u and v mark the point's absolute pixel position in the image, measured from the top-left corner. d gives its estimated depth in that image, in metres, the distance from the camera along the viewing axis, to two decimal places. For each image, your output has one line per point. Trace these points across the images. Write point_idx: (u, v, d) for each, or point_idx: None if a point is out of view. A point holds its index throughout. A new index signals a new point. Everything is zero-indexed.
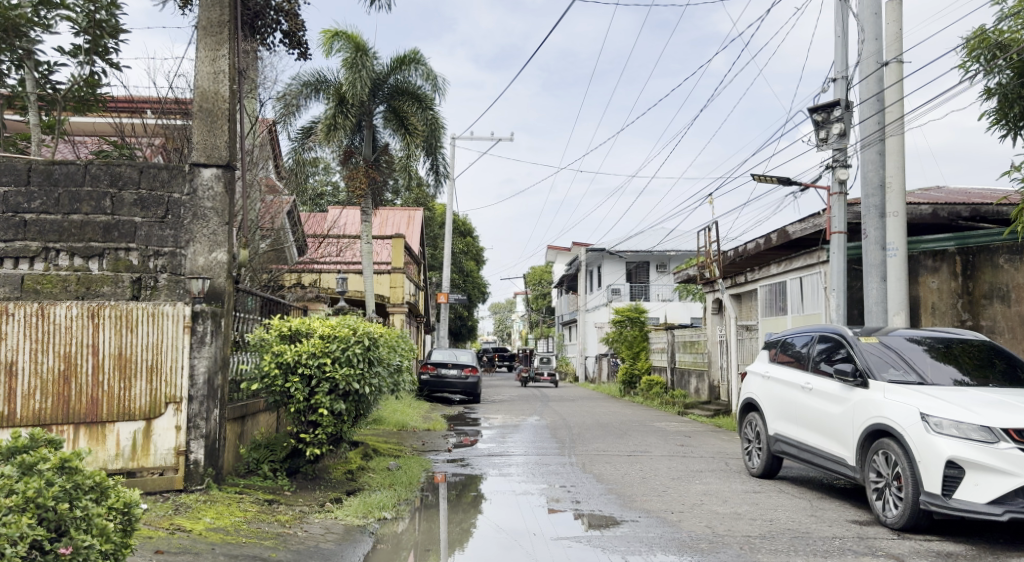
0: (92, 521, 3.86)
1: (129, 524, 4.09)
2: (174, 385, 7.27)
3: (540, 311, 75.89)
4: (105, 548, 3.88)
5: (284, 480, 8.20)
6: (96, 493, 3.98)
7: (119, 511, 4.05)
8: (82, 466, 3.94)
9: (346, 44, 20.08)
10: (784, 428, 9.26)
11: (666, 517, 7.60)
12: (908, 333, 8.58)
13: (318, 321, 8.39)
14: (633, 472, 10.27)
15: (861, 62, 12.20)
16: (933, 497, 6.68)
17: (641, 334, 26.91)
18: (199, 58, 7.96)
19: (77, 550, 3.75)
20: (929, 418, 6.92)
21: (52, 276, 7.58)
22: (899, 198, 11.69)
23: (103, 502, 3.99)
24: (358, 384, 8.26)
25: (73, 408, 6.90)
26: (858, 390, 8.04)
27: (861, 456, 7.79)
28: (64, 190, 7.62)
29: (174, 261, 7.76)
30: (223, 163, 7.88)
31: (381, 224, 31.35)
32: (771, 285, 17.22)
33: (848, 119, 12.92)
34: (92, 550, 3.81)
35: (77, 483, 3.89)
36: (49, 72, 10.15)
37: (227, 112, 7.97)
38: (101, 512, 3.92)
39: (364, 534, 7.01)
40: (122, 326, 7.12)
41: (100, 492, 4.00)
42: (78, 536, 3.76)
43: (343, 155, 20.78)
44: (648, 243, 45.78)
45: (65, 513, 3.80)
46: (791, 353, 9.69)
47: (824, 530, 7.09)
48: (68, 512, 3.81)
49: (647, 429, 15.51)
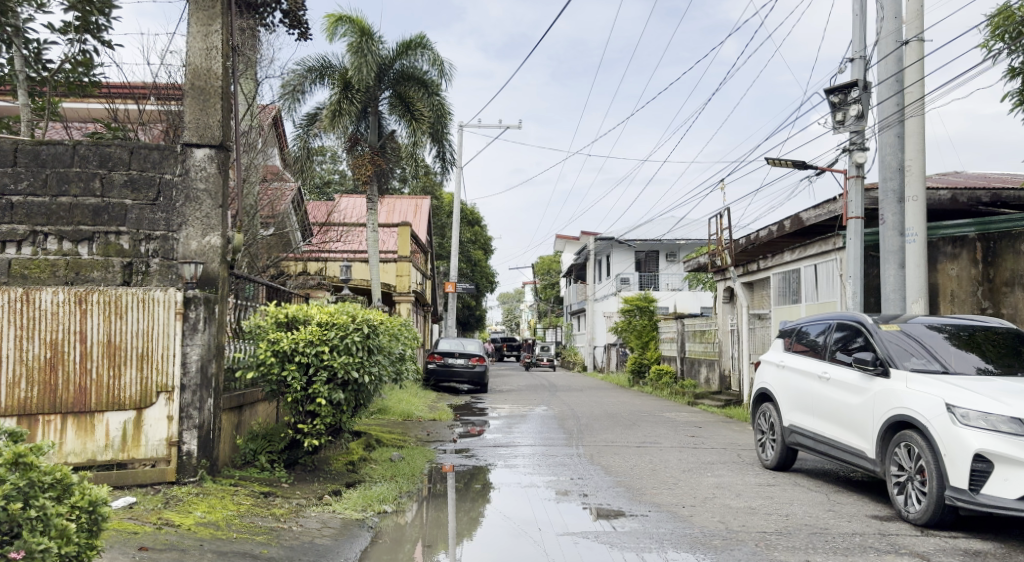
0: (51, 521, 3.58)
1: (95, 525, 3.78)
2: (166, 373, 6.96)
3: (548, 301, 76.13)
4: (65, 550, 3.58)
5: (281, 471, 7.92)
6: (57, 492, 3.69)
7: (84, 510, 3.75)
8: (39, 462, 3.65)
9: (350, 28, 19.72)
10: (799, 418, 8.94)
11: (677, 512, 7.29)
12: (928, 320, 8.24)
13: (317, 308, 8.09)
14: (643, 464, 9.97)
15: (880, 41, 11.88)
16: (960, 492, 6.35)
17: (650, 323, 26.51)
18: (190, 34, 7.62)
19: (29, 554, 3.46)
20: (955, 410, 6.58)
21: (40, 261, 7.30)
22: (919, 182, 11.33)
23: (66, 501, 3.70)
24: (357, 373, 7.97)
25: (60, 397, 6.65)
26: (878, 379, 7.71)
27: (881, 449, 7.46)
28: (52, 171, 7.34)
29: (166, 245, 7.47)
30: (216, 143, 7.59)
31: (388, 213, 31.00)
32: (784, 272, 16.86)
33: (866, 100, 12.53)
34: (50, 553, 3.53)
35: (33, 480, 3.61)
36: (39, 49, 9.74)
37: (220, 89, 7.66)
38: (61, 512, 3.63)
39: (363, 529, 6.71)
40: (111, 312, 6.85)
41: (62, 489, 3.71)
42: (31, 540, 3.47)
43: (349, 142, 20.38)
44: (657, 232, 45.43)
45: (18, 514, 3.52)
46: (806, 343, 9.37)
47: (844, 527, 6.75)
48: (21, 513, 3.52)
49: (657, 420, 15.14)
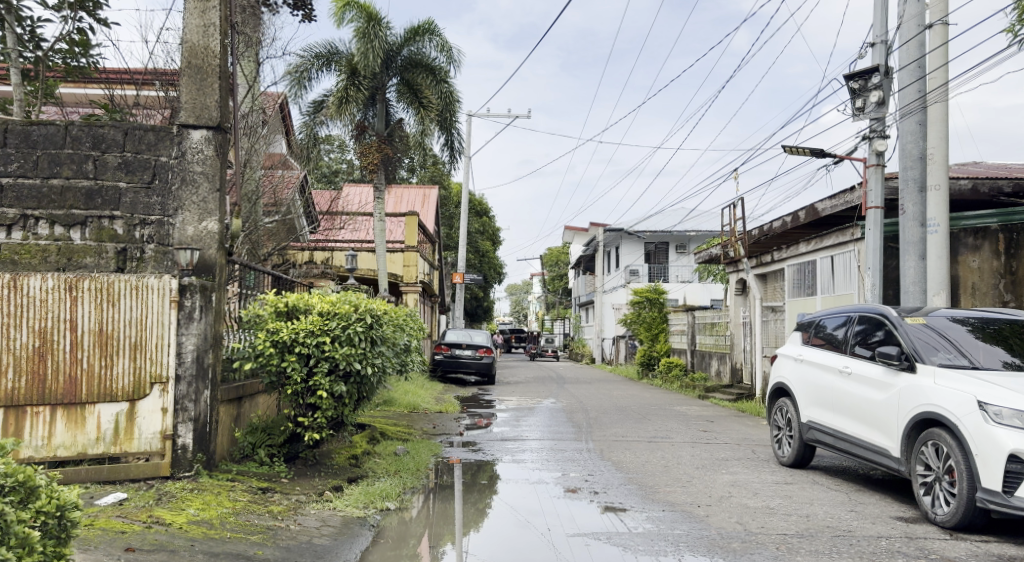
0: (10, 529, 3.31)
1: (61, 531, 3.60)
2: (160, 364, 6.68)
3: (556, 293, 75.70)
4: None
5: (281, 466, 7.64)
6: (19, 496, 3.45)
7: (52, 515, 3.56)
8: None
9: (358, 14, 19.41)
10: (818, 415, 8.62)
11: (691, 512, 6.98)
12: (951, 313, 7.89)
13: (318, 297, 7.82)
14: (655, 460, 9.66)
15: (902, 25, 11.52)
16: (992, 495, 6.03)
17: (660, 315, 26.16)
18: (186, 10, 7.31)
19: None
20: (987, 408, 6.25)
21: (31, 246, 7.02)
22: (943, 172, 11.07)
23: (29, 506, 3.48)
24: (360, 365, 7.66)
25: (49, 388, 6.37)
26: (903, 374, 7.37)
27: (907, 447, 7.13)
28: (43, 152, 7.07)
29: (162, 230, 7.19)
30: (213, 125, 7.29)
31: (396, 203, 30.72)
32: (799, 263, 16.49)
33: (887, 87, 12.15)
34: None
35: None
36: (33, 27, 9.46)
37: (218, 68, 7.34)
38: (23, 519, 3.37)
39: (364, 527, 6.40)
40: (103, 300, 6.57)
41: (26, 493, 3.48)
42: None
43: (356, 130, 20.05)
44: (666, 224, 45.01)
45: None
46: (824, 336, 9.04)
47: (868, 529, 6.43)
48: None
49: (668, 414, 14.81)
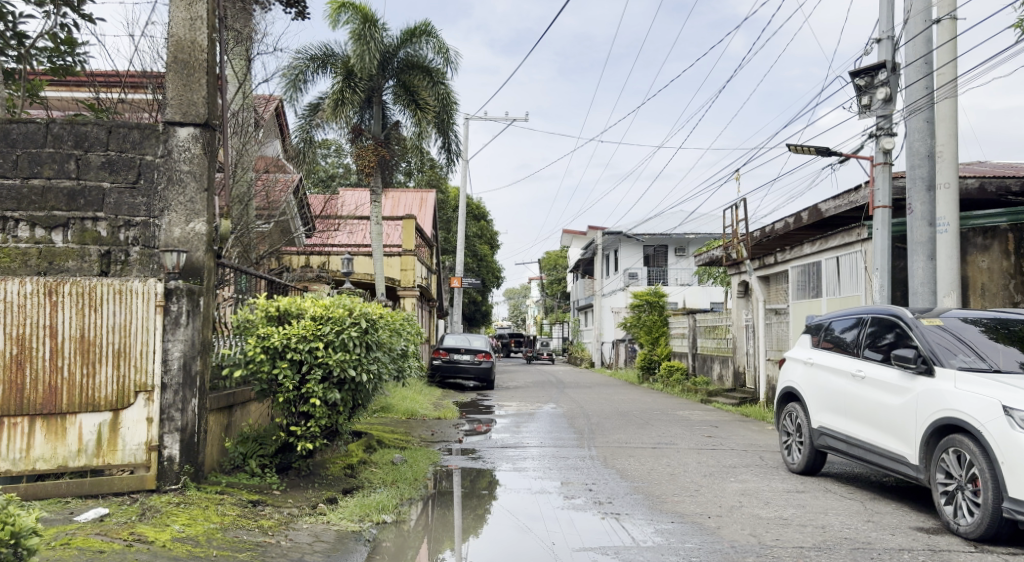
0: None
1: (16, 559, 3.47)
2: (145, 372, 6.36)
3: (555, 297, 75.37)
4: None
5: (273, 477, 7.32)
6: None
7: (5, 543, 3.42)
8: None
9: (353, 15, 19.10)
10: (829, 420, 8.33)
11: (702, 524, 6.67)
12: (963, 313, 7.61)
13: (311, 301, 7.51)
14: (661, 467, 9.36)
15: (909, 20, 11.22)
16: (1019, 505, 5.75)
17: (660, 318, 25.87)
18: (172, 4, 7.01)
19: None
20: (1013, 413, 5.96)
21: (10, 249, 6.77)
22: (951, 167, 10.61)
23: None
24: (355, 372, 7.35)
25: (28, 398, 6.09)
26: (921, 378, 7.07)
27: (926, 453, 6.84)
28: (22, 151, 6.78)
29: (147, 232, 6.88)
30: (201, 122, 6.98)
31: (392, 207, 30.46)
32: (803, 265, 16.21)
33: (894, 83, 11.86)
34: None
35: None
36: (15, 24, 9.19)
37: (205, 63, 7.03)
38: None
39: (359, 543, 6.04)
40: (85, 305, 6.27)
41: None
42: None
43: (352, 132, 19.84)
44: (665, 226, 44.76)
45: None
46: (833, 339, 8.75)
47: (888, 541, 6.14)
48: None
49: (671, 419, 14.49)
